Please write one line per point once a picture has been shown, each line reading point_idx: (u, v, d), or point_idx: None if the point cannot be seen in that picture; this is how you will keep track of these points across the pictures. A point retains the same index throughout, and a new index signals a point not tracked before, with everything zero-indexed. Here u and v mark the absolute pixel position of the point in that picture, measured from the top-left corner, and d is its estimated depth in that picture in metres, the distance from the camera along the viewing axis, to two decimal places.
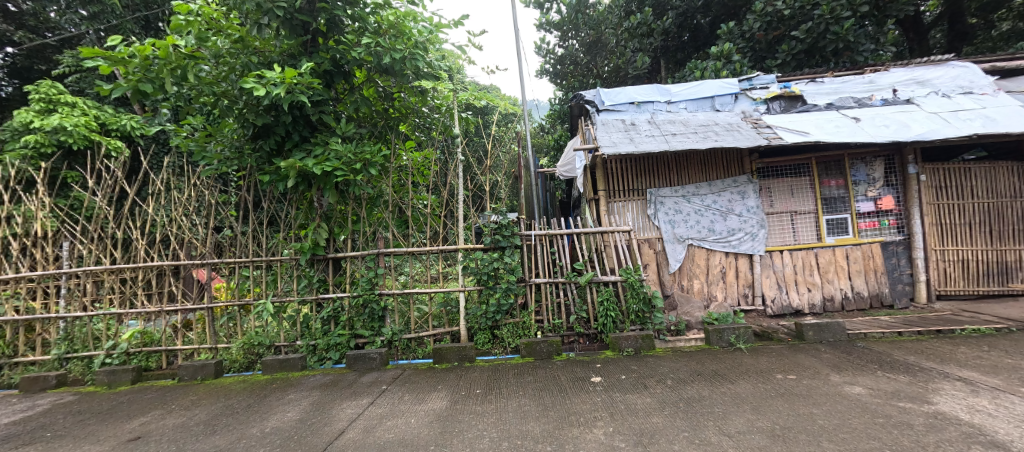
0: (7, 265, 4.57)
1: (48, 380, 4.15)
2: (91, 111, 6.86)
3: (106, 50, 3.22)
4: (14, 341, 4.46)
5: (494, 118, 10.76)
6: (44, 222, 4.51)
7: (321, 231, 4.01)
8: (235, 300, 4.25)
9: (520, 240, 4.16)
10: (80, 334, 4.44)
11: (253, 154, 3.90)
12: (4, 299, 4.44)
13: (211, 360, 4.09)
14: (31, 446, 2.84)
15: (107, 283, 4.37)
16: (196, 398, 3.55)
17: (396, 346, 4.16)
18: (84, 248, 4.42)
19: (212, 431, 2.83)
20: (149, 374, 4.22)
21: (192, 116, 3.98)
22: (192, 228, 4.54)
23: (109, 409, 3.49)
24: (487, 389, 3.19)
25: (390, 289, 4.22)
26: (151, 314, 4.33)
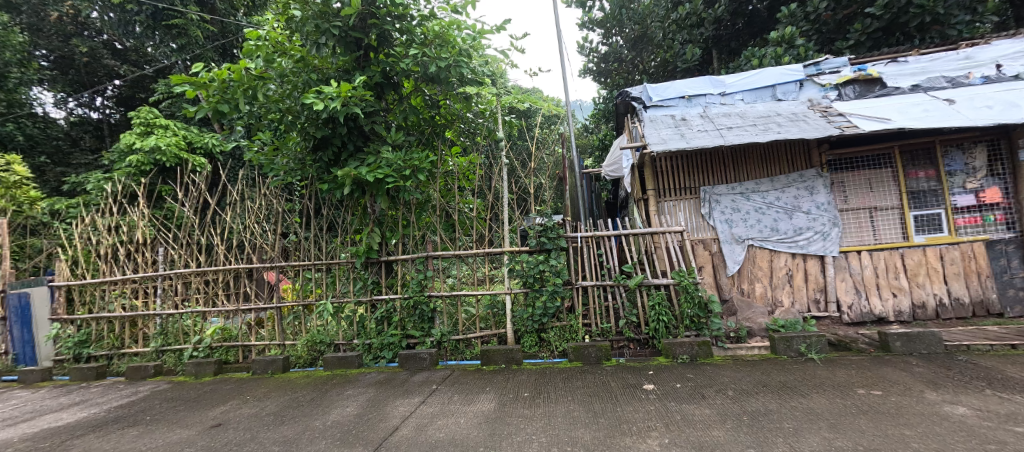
0: (115, 269, 5.24)
1: (147, 369, 4.74)
2: (180, 132, 7.74)
3: (191, 77, 3.62)
4: (122, 334, 5.14)
5: (537, 121, 10.84)
6: (144, 230, 5.15)
7: (374, 236, 4.26)
8: (299, 300, 4.59)
9: (566, 242, 4.10)
10: (173, 329, 4.99)
11: (314, 165, 4.20)
12: (114, 297, 5.13)
13: (280, 356, 4.44)
14: (135, 427, 3.25)
15: (194, 283, 4.91)
16: (267, 390, 3.87)
17: (445, 347, 4.26)
18: (175, 254, 5.00)
19: (280, 421, 3.06)
20: (228, 367, 4.67)
21: (262, 132, 4.35)
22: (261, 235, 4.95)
23: (196, 397, 3.89)
24: (534, 392, 3.18)
25: (438, 291, 4.34)
26: (230, 312, 4.80)
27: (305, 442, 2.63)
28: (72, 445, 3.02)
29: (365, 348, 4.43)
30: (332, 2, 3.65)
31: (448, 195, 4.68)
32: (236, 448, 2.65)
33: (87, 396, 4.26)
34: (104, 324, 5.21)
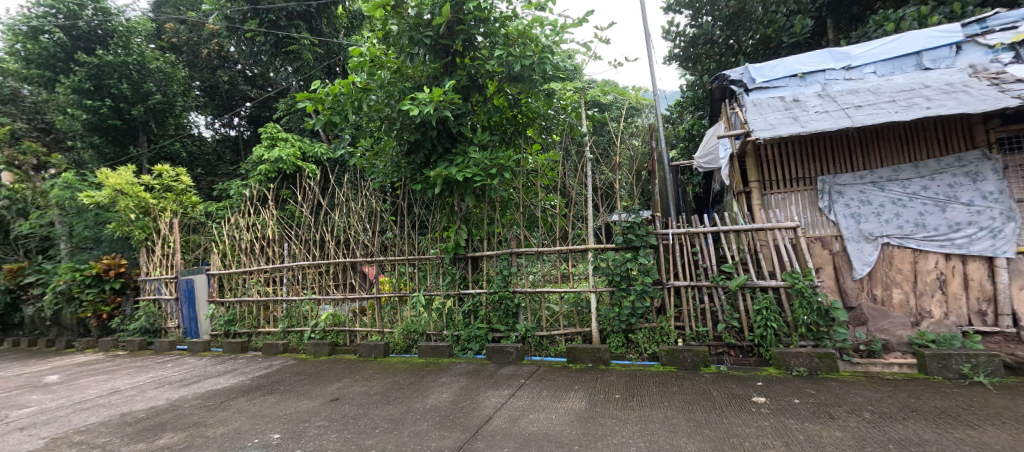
0: (252, 261, 6.24)
1: (278, 347, 5.60)
2: (298, 143, 8.95)
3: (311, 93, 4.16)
4: (258, 316, 6.12)
5: (616, 114, 10.50)
6: (273, 229, 6.06)
7: (461, 233, 4.51)
8: (395, 292, 5.03)
9: (655, 239, 3.93)
10: (295, 313, 5.79)
11: (408, 167, 4.55)
12: (253, 284, 6.13)
13: (381, 342, 4.92)
14: (273, 395, 3.84)
15: (311, 275, 5.65)
16: (372, 372, 4.30)
17: (530, 343, 4.33)
18: (295, 248, 5.79)
19: (386, 401, 3.39)
20: (339, 349, 5.31)
21: (364, 139, 4.83)
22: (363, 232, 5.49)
23: (315, 374, 4.47)
24: (626, 394, 3.10)
25: (521, 287, 4.42)
26: (339, 300, 5.44)
27: (409, 422, 2.89)
28: (228, 406, 3.68)
29: (454, 339, 4.69)
30: (423, 14, 3.93)
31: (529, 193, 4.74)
32: (352, 422, 3.01)
33: (236, 366, 5.17)
34: (245, 306, 6.26)
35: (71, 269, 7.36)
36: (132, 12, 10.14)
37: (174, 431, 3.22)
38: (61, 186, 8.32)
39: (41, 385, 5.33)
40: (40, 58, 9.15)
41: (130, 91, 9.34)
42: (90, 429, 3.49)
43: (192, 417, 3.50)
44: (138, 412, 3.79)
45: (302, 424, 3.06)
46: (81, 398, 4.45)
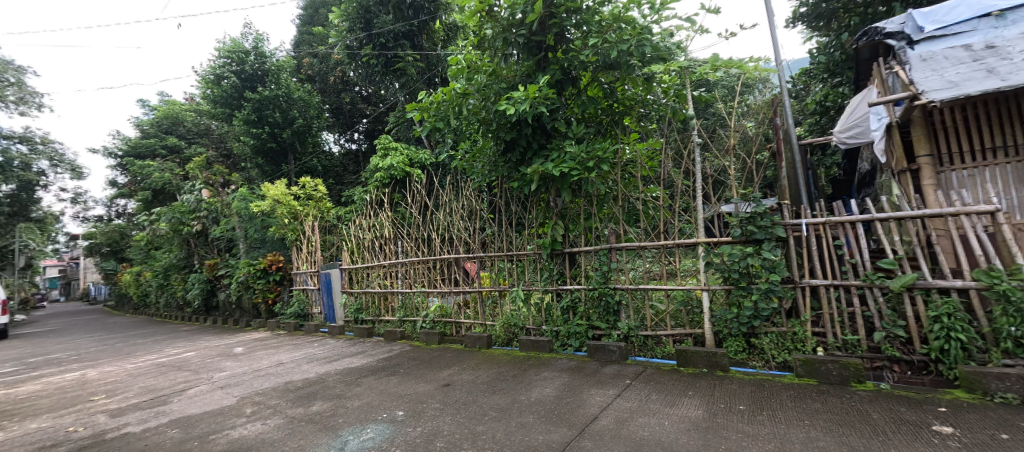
0: (374, 257, 7.11)
1: (396, 334, 6.29)
2: (407, 151, 9.90)
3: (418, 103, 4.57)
4: (380, 305, 6.96)
5: (724, 93, 9.48)
6: (389, 228, 6.81)
7: (558, 228, 4.53)
8: (495, 286, 5.28)
9: (784, 230, 3.43)
10: (409, 304, 6.44)
11: (505, 165, 4.71)
12: (377, 277, 7.00)
13: (484, 333, 5.21)
14: (395, 376, 4.33)
15: (421, 269, 6.24)
16: (477, 362, 4.57)
17: (633, 342, 4.17)
18: (408, 246, 6.43)
19: (493, 390, 3.58)
20: (447, 338, 5.74)
21: (464, 142, 5.14)
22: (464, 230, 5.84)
23: (428, 360, 4.92)
24: (753, 406, 2.79)
25: (622, 283, 4.27)
26: (445, 293, 5.90)
27: (516, 412, 3.01)
28: (361, 383, 4.27)
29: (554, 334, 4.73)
30: (516, 14, 4.04)
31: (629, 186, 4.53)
32: (463, 407, 3.25)
33: (364, 349, 5.97)
34: (371, 297, 7.16)
35: (249, 264, 9.38)
36: (279, 52, 12.21)
37: (322, 401, 3.84)
38: (239, 198, 10.47)
39: (231, 354, 6.82)
40: (221, 100, 11.56)
41: (280, 118, 11.31)
42: (265, 392, 4.35)
43: (334, 389, 4.14)
44: (297, 382, 4.61)
45: (421, 405, 3.40)
46: (257, 367, 5.57)
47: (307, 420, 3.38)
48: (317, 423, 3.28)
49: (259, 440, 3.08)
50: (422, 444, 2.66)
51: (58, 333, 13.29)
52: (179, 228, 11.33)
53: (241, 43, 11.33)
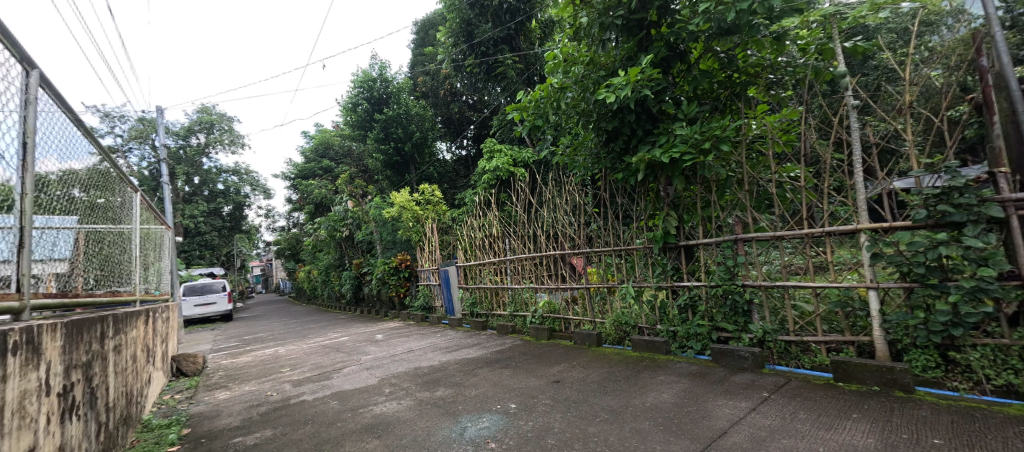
0: (486, 255, 7.53)
1: (508, 327, 6.59)
2: (511, 152, 10.23)
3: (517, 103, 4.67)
4: (493, 300, 7.39)
5: (884, 43, 7.68)
6: (497, 227, 7.14)
7: (671, 220, 4.22)
8: (603, 282, 5.16)
9: (1004, 209, 2.59)
10: (519, 300, 6.70)
11: (608, 156, 4.53)
12: (489, 273, 7.42)
13: (594, 331, 5.14)
14: (509, 369, 4.54)
15: (529, 266, 6.41)
16: (588, 360, 4.52)
17: (770, 348, 3.66)
18: (515, 243, 6.66)
19: (604, 391, 3.49)
20: (556, 334, 5.79)
21: (564, 137, 5.08)
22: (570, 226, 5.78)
23: (539, 354, 5.03)
24: (955, 443, 2.16)
25: (754, 280, 3.79)
26: (553, 289, 5.98)
27: (629, 418, 2.87)
28: (477, 373, 4.57)
29: (671, 335, 4.40)
30: None
31: (757, 168, 3.94)
32: (573, 406, 3.24)
33: (480, 341, 6.38)
34: (484, 292, 7.63)
35: (384, 263, 10.96)
36: (399, 75, 13.73)
37: (445, 387, 4.21)
38: (374, 207, 12.11)
39: (373, 340, 7.94)
40: (357, 124, 13.49)
41: (403, 134, 12.95)
42: (399, 375, 4.95)
43: (455, 377, 4.51)
44: (424, 367, 5.14)
45: (532, 400, 3.50)
46: (393, 353, 6.37)
47: (433, 404, 3.73)
48: (440, 408, 3.60)
49: (395, 418, 3.50)
50: (534, 440, 2.71)
51: (259, 317, 17.16)
52: (332, 234, 13.61)
53: (369, 72, 12.98)
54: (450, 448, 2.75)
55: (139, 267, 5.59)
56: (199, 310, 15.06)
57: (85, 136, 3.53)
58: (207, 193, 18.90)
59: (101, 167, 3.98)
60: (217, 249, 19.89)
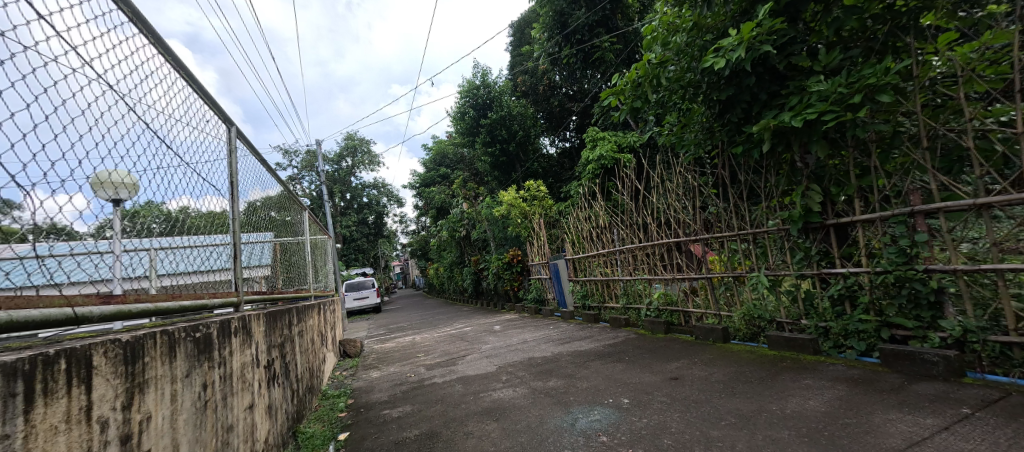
0: (594, 246, 7.36)
1: (621, 321, 6.38)
2: (613, 138, 9.80)
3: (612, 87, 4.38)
4: (604, 292, 7.20)
5: None
6: (603, 217, 6.91)
7: (813, 195, 3.46)
8: (729, 271, 4.62)
9: None
10: (632, 291, 6.43)
11: (724, 129, 4.00)
12: (599, 265, 7.25)
13: (719, 326, 4.62)
14: (622, 363, 4.34)
15: (641, 256, 6.09)
16: (713, 357, 4.06)
17: (976, 352, 2.76)
18: (624, 233, 6.36)
19: (731, 393, 3.07)
20: (674, 328, 5.38)
21: (669, 114, 4.61)
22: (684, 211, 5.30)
23: (655, 349, 4.71)
24: None
25: (946, 263, 2.87)
26: (669, 280, 5.60)
27: (761, 427, 2.44)
28: (589, 365, 4.47)
29: (822, 331, 3.68)
30: None
31: (942, 118, 2.93)
32: (694, 406, 2.91)
33: (593, 334, 6.26)
34: (594, 284, 7.49)
35: (498, 259, 11.57)
36: (499, 78, 14.24)
37: (557, 378, 4.22)
38: (485, 207, 12.83)
39: (491, 331, 8.40)
40: (465, 130, 14.37)
41: (506, 134, 13.47)
42: (514, 364, 5.13)
43: (566, 369, 4.48)
44: (537, 358, 5.24)
45: (646, 396, 3.28)
46: (508, 343, 6.64)
47: (545, 393, 3.78)
48: (552, 397, 3.62)
49: (511, 404, 3.64)
50: (649, 437, 2.54)
51: (400, 310, 19.66)
52: (453, 234, 14.88)
53: (472, 80, 13.69)
54: (562, 437, 2.75)
55: (312, 270, 6.87)
56: (356, 303, 17.92)
57: (273, 169, 4.42)
58: (357, 206, 22.38)
59: (285, 193, 4.99)
60: (365, 252, 23.33)
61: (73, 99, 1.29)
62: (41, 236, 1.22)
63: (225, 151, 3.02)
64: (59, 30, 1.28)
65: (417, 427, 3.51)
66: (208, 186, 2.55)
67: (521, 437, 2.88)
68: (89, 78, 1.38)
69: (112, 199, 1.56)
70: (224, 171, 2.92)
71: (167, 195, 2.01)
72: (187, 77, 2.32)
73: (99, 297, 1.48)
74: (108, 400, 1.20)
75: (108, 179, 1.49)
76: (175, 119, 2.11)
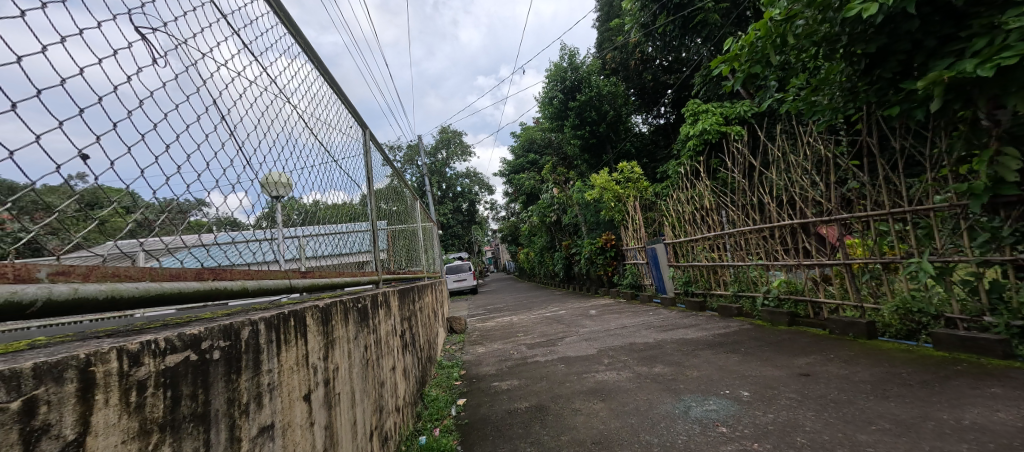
0: (697, 230, 6.88)
1: (732, 310, 5.91)
2: (718, 110, 8.95)
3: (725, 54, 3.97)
4: (710, 278, 6.72)
5: None
6: (708, 198, 6.41)
7: (1008, 162, 2.74)
8: (876, 257, 3.97)
9: None
10: (745, 278, 5.90)
11: (871, 90, 3.38)
12: (704, 250, 6.79)
13: (861, 319, 4.01)
14: (737, 355, 4.06)
15: (755, 240, 5.53)
16: (854, 354, 3.57)
17: None
18: (734, 214, 5.82)
19: (883, 395, 2.69)
20: (800, 319, 4.83)
21: (796, 77, 4.04)
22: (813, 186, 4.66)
23: (777, 342, 4.29)
24: None
25: None
26: (792, 266, 5.01)
27: (927, 437, 2.13)
28: (698, 354, 4.26)
29: (1016, 333, 2.99)
30: None
31: None
32: (833, 406, 2.63)
33: (699, 322, 5.91)
34: (699, 270, 7.04)
35: (591, 244, 11.44)
36: (587, 58, 13.78)
37: (663, 364, 4.12)
38: (576, 191, 12.71)
39: (587, 315, 8.44)
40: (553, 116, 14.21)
41: (597, 115, 13.04)
42: (615, 349, 5.11)
43: (673, 356, 4.34)
44: (639, 344, 5.15)
45: (771, 391, 3.04)
46: (607, 328, 6.62)
47: (652, 379, 3.72)
48: (660, 384, 3.56)
49: (617, 387, 3.68)
50: (778, 434, 2.38)
51: (495, 292, 20.66)
52: (544, 220, 15.05)
53: (560, 64, 13.46)
54: (675, 424, 2.72)
55: (421, 253, 7.57)
56: (454, 284, 19.31)
57: (382, 161, 4.90)
58: (453, 194, 23.83)
59: (394, 183, 5.51)
60: (460, 237, 24.85)
61: (262, 117, 1.72)
62: (221, 228, 1.40)
63: (361, 149, 3.58)
64: (257, 62, 1.71)
65: (526, 400, 3.76)
66: (348, 182, 3.07)
67: (631, 419, 2.91)
68: (273, 99, 1.83)
69: (275, 197, 1.83)
70: (360, 167, 3.48)
71: (323, 190, 2.51)
72: (333, 86, 2.82)
73: (299, 272, 1.94)
74: (315, 351, 1.56)
75: (289, 181, 1.93)
76: (326, 124, 2.60)
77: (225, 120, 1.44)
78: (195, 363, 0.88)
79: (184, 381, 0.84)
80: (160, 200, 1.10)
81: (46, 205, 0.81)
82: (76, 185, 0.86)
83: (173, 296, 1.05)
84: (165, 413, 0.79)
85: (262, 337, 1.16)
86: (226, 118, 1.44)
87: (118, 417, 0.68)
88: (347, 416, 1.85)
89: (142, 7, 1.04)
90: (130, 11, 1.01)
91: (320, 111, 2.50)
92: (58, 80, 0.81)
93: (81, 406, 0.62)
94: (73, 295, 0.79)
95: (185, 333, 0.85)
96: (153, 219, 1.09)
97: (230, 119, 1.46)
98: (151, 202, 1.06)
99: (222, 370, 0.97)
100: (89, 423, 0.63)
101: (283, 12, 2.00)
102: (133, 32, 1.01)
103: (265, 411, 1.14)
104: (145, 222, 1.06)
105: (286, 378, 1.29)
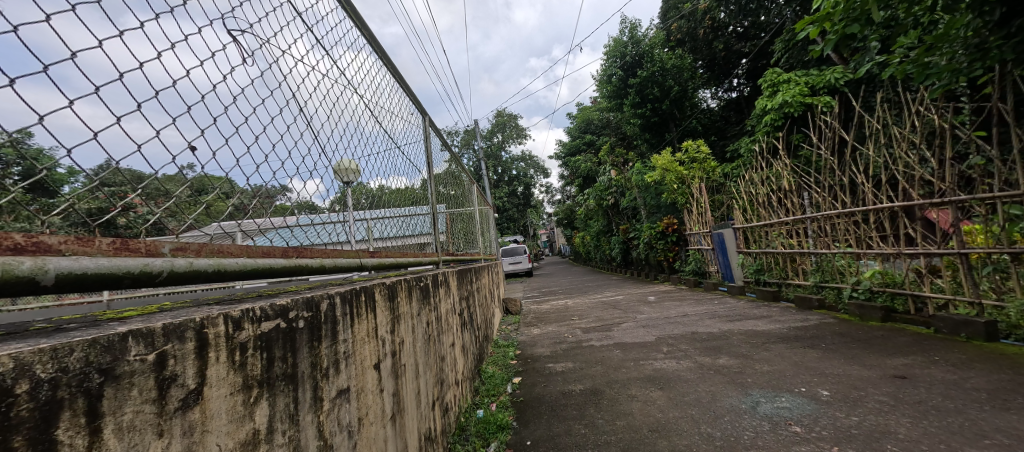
0: (772, 214, 6.31)
1: (812, 301, 5.41)
2: (802, 79, 8.05)
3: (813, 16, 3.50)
4: (787, 267, 6.18)
5: None
6: (787, 179, 5.83)
7: None
8: (1002, 247, 3.39)
9: None
10: (829, 267, 5.34)
11: (1006, 47, 2.79)
12: (779, 236, 6.23)
13: (977, 318, 3.48)
14: (817, 350, 3.72)
15: (843, 225, 4.96)
16: (966, 358, 3.12)
17: None
18: (818, 196, 5.25)
19: (1003, 407, 2.34)
20: (896, 315, 4.30)
21: (904, 37, 3.48)
22: (922, 162, 4.05)
23: (867, 339, 3.87)
24: None
25: None
26: (889, 255, 4.44)
27: None
28: (770, 348, 3.97)
29: None
30: None
31: None
32: (935, 414, 2.33)
33: (771, 313, 5.49)
34: (773, 257, 6.49)
35: (650, 228, 10.99)
36: (650, 30, 12.92)
37: (729, 356, 3.89)
38: (635, 173, 12.18)
39: (646, 301, 8.18)
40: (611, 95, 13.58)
41: (660, 92, 12.28)
42: (676, 337, 4.91)
43: (742, 348, 4.08)
44: (703, 333, 4.90)
45: (857, 392, 2.76)
46: (667, 315, 6.37)
47: (715, 371, 3.54)
48: (725, 376, 3.38)
49: (678, 376, 3.55)
50: (864, 439, 2.17)
51: (549, 275, 20.73)
52: (601, 203, 14.69)
53: (620, 38, 12.76)
54: (740, 419, 2.57)
55: (478, 236, 7.72)
56: (510, 266, 19.70)
57: (441, 145, 5.01)
58: (507, 178, 23.94)
59: (452, 167, 5.62)
60: (515, 220, 25.01)
61: (334, 108, 1.84)
62: (302, 210, 1.52)
63: (421, 135, 3.70)
64: (328, 56, 1.83)
65: (580, 383, 3.76)
66: (410, 168, 3.21)
67: (691, 410, 2.81)
68: (343, 91, 1.95)
69: (346, 183, 1.95)
70: (421, 152, 3.60)
71: (387, 176, 2.65)
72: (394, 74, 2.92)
73: (368, 252, 2.07)
74: (384, 325, 1.67)
75: (356, 167, 2.06)
76: (390, 113, 2.72)
77: (302, 110, 1.56)
78: (285, 329, 0.98)
79: (277, 346, 0.94)
80: (252, 186, 1.24)
81: (167, 191, 0.94)
82: (187, 174, 0.99)
83: (268, 271, 1.18)
84: (263, 372, 0.89)
85: (338, 309, 1.26)
86: (303, 108, 1.56)
87: (226, 372, 0.79)
88: (412, 387, 1.97)
89: (232, 12, 1.15)
90: (222, 15, 1.12)
91: (385, 100, 2.62)
92: (170, 82, 0.94)
93: (199, 362, 0.72)
94: (189, 267, 0.92)
95: (276, 303, 0.95)
96: (245, 204, 1.22)
97: (305, 110, 1.57)
98: (244, 188, 1.20)
99: (306, 337, 1.07)
100: (207, 376, 0.74)
101: (350, 6, 2.10)
102: (225, 34, 1.12)
103: (342, 376, 1.25)
104: (240, 206, 1.21)
105: (359, 348, 1.39)
